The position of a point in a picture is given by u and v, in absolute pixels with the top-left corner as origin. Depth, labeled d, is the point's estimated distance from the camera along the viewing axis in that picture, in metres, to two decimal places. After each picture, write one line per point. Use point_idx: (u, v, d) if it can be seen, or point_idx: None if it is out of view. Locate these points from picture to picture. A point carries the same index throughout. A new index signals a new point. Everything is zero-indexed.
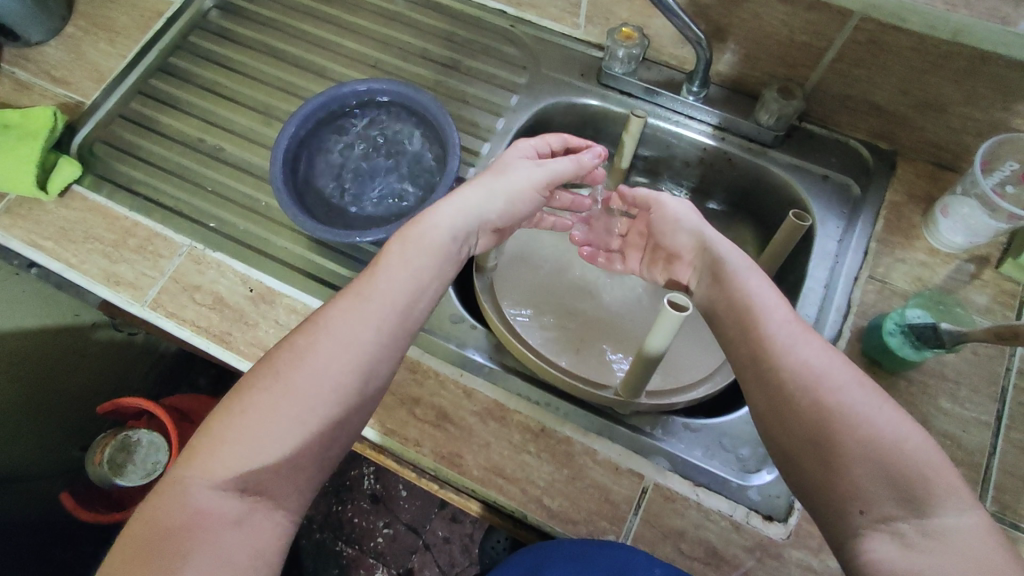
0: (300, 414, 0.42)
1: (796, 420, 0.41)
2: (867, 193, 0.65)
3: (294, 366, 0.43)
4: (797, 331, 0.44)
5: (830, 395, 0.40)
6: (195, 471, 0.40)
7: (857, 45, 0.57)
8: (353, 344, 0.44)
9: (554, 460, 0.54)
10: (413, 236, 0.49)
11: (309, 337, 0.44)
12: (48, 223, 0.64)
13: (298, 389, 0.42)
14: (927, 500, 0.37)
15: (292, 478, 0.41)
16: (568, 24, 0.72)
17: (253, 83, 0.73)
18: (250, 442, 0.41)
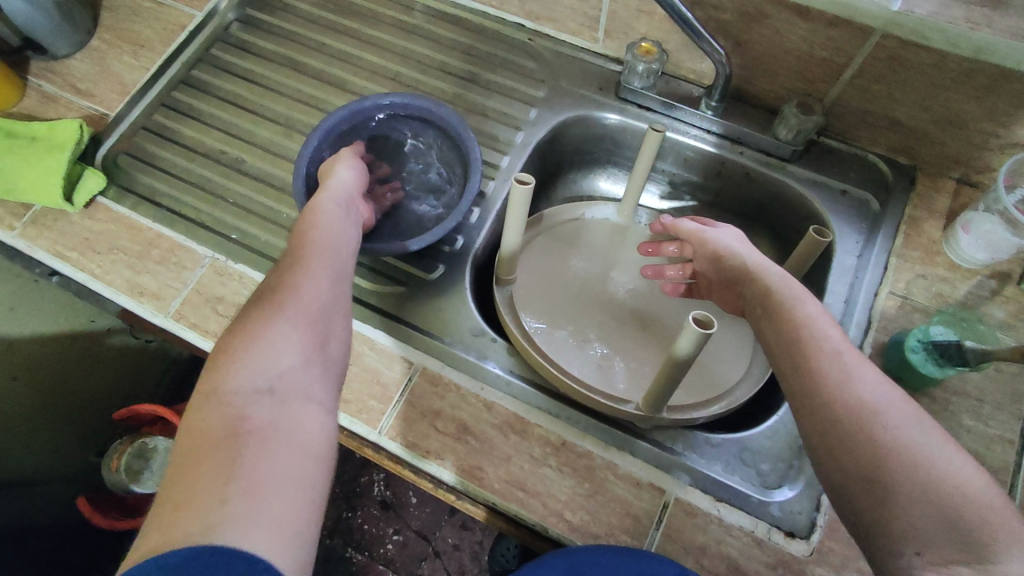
0: (298, 318, 0.44)
1: (851, 452, 0.40)
2: (886, 208, 0.65)
3: (281, 289, 0.45)
4: (855, 364, 0.43)
5: (886, 429, 0.40)
6: (217, 386, 0.39)
7: (878, 62, 0.57)
8: (319, 271, 0.47)
9: (575, 474, 0.55)
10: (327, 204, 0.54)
11: (284, 271, 0.47)
12: (74, 234, 0.65)
13: (290, 300, 0.44)
14: (988, 544, 0.36)
15: (310, 374, 0.42)
16: (586, 38, 0.73)
17: (273, 96, 0.74)
18: (261, 353, 0.40)
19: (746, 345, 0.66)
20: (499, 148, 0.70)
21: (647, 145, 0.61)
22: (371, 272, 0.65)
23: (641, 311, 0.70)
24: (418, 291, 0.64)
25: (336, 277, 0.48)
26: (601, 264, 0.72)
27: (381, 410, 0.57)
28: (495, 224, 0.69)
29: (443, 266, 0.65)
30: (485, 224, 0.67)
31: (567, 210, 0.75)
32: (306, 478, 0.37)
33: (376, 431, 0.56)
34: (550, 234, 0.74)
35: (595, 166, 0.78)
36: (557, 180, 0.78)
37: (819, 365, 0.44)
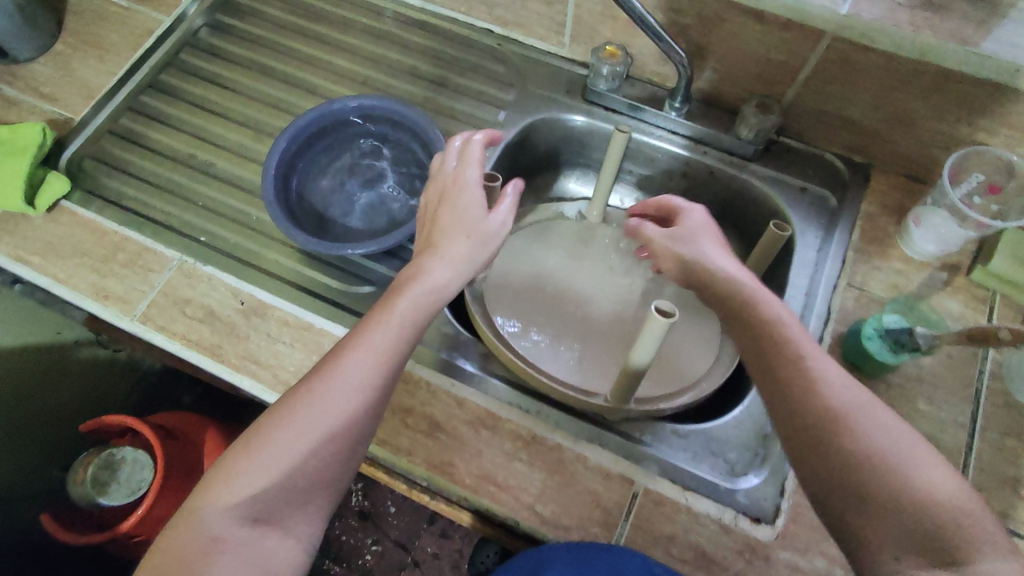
0: (303, 446, 0.44)
1: (828, 459, 0.41)
2: (842, 205, 0.67)
3: (305, 401, 0.46)
4: (828, 369, 0.45)
5: (859, 434, 0.41)
6: (208, 499, 0.43)
7: (830, 64, 0.60)
8: (353, 386, 0.46)
9: (546, 467, 0.55)
10: (417, 290, 0.50)
11: (320, 379, 0.46)
12: (37, 239, 0.64)
13: (309, 422, 0.45)
14: (952, 545, 0.37)
15: (299, 507, 0.44)
16: (553, 43, 0.74)
17: (242, 100, 0.74)
18: (254, 474, 0.43)
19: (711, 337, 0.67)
20: None
21: (613, 146, 0.62)
22: (341, 272, 0.65)
23: (611, 309, 0.71)
24: (388, 291, 0.64)
25: (358, 394, 0.46)
26: (572, 263, 0.73)
27: None
28: None
29: None
30: None
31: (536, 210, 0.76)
32: None
33: None
34: (523, 235, 0.74)
35: (564, 168, 0.80)
36: (530, 183, 0.79)
37: (789, 369, 0.45)
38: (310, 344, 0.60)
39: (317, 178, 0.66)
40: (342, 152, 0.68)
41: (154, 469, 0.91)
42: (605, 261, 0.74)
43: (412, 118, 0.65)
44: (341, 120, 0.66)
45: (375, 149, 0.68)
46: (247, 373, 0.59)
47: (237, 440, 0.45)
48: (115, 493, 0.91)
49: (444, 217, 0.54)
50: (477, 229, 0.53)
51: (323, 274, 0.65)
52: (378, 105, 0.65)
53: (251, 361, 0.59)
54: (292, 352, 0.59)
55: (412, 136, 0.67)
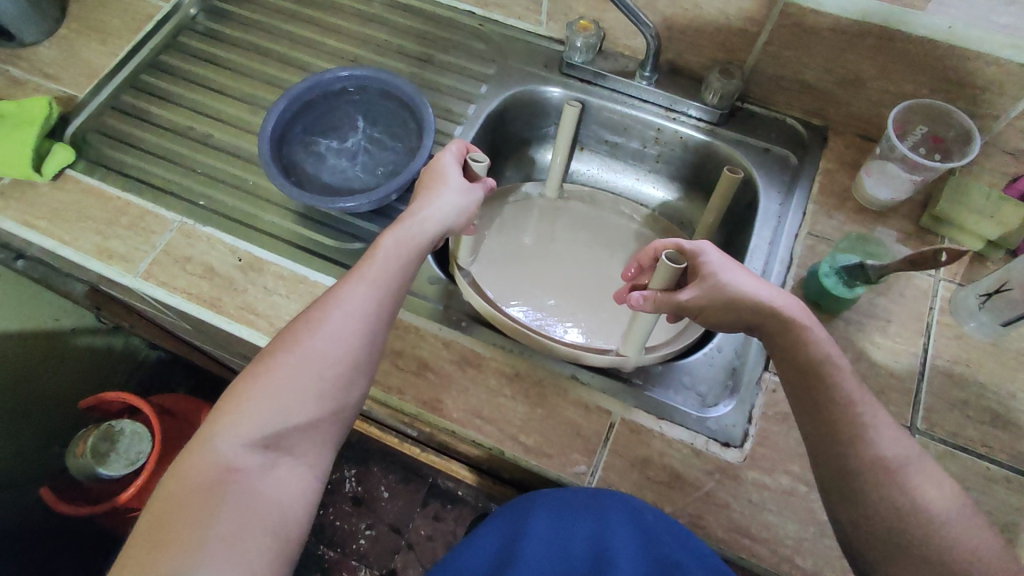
0: (312, 375, 0.48)
1: (872, 506, 0.46)
2: (803, 163, 0.72)
3: (309, 335, 0.49)
4: (880, 420, 0.48)
5: (900, 487, 0.46)
6: (218, 429, 0.45)
7: (784, 28, 0.64)
8: (347, 322, 0.50)
9: (528, 401, 0.59)
10: (405, 237, 0.54)
11: (321, 314, 0.50)
12: (43, 205, 0.68)
13: (313, 354, 0.48)
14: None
15: (308, 433, 0.47)
16: (532, 22, 0.79)
17: (239, 78, 0.78)
18: (265, 403, 0.46)
19: None
20: (453, 120, 0.75)
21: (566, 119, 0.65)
22: (334, 231, 0.69)
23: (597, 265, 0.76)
24: None
25: (356, 327, 0.50)
26: (553, 238, 0.78)
27: None
28: None
29: None
30: None
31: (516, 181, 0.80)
32: (271, 527, 0.43)
33: None
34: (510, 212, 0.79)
35: (545, 139, 0.85)
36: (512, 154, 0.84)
37: (844, 419, 0.48)
38: (305, 295, 0.63)
39: (307, 148, 0.70)
40: (333, 121, 0.72)
41: (152, 440, 0.94)
42: (589, 221, 0.79)
43: (399, 87, 0.69)
44: (333, 90, 0.71)
45: (364, 120, 0.73)
46: (245, 322, 0.62)
47: (241, 372, 0.48)
48: (110, 463, 0.92)
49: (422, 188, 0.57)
50: (452, 184, 0.56)
51: (317, 233, 0.69)
52: (368, 75, 0.69)
53: (249, 311, 0.63)
54: (288, 302, 0.63)
55: (401, 105, 0.71)
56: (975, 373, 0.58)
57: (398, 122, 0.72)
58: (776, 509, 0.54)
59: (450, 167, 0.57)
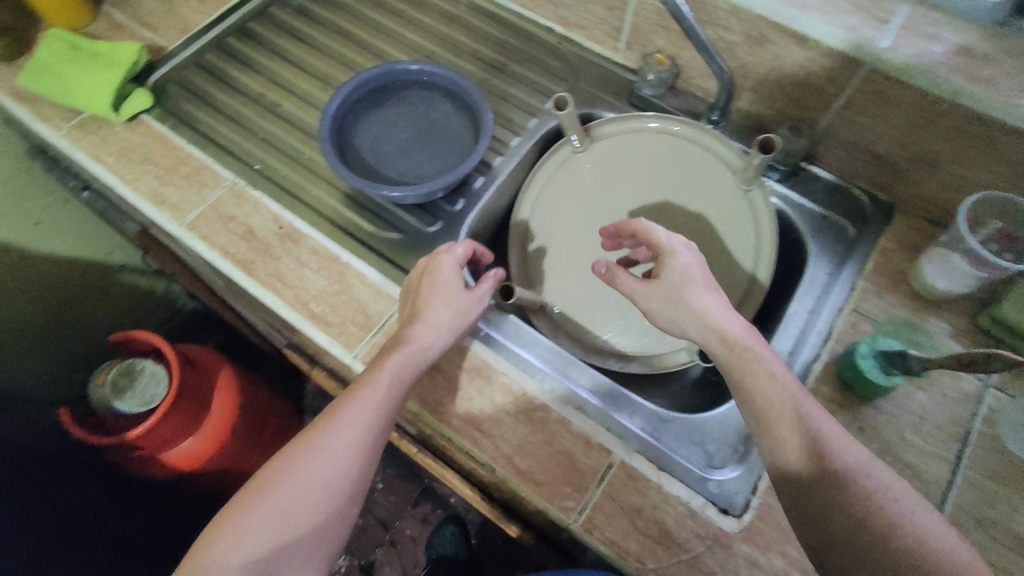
0: (306, 496, 0.50)
1: (854, 529, 0.43)
2: (860, 237, 0.68)
3: (308, 455, 0.51)
4: (854, 449, 0.46)
5: (877, 507, 0.44)
6: (213, 554, 0.48)
7: (864, 95, 0.61)
8: (344, 445, 0.52)
9: (529, 423, 0.58)
10: (410, 353, 0.55)
11: (321, 435, 0.52)
12: (114, 143, 0.72)
13: (308, 474, 0.50)
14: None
15: (301, 557, 0.50)
16: (609, 47, 0.78)
17: (317, 56, 0.81)
18: (259, 527, 0.49)
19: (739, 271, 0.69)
20: (513, 129, 0.76)
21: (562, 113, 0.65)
22: (375, 218, 0.70)
23: (672, 227, 0.72)
24: (415, 241, 0.68)
25: (351, 450, 0.52)
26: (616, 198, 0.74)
27: (360, 337, 0.61)
28: (501, 188, 0.73)
29: (441, 224, 0.69)
30: (503, 170, 0.73)
31: (554, 158, 0.74)
32: None
33: (351, 355, 0.60)
34: (565, 170, 0.74)
35: None
36: None
37: (819, 452, 0.45)
38: (333, 274, 0.64)
39: (377, 156, 0.71)
40: (395, 110, 0.73)
41: (169, 384, 0.97)
42: (664, 177, 0.73)
43: (464, 87, 0.70)
44: (400, 81, 0.72)
45: (421, 113, 0.73)
46: (271, 290, 0.63)
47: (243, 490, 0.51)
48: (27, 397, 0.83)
49: (425, 291, 0.58)
50: (451, 296, 0.57)
51: (358, 217, 0.70)
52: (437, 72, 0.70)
53: (278, 280, 0.64)
54: (315, 277, 0.64)
55: (464, 107, 0.72)
56: (1008, 493, 0.54)
57: (457, 123, 0.73)
58: None
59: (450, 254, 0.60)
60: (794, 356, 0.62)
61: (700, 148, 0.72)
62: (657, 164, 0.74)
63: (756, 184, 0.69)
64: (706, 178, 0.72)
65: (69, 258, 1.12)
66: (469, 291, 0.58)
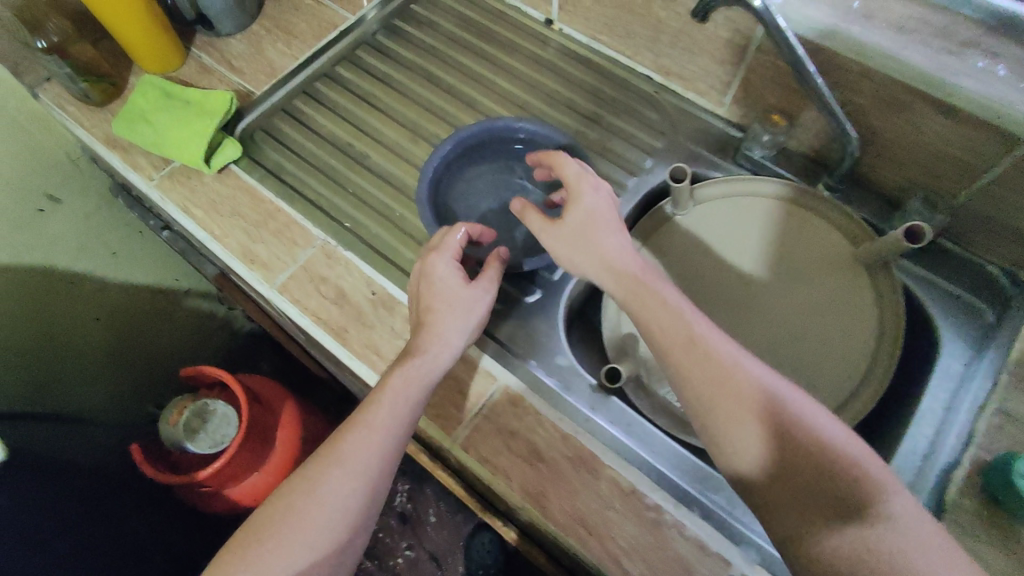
0: (312, 524, 0.51)
1: (821, 497, 0.42)
2: (1001, 322, 0.62)
3: (314, 483, 0.52)
4: (748, 362, 0.48)
5: (834, 466, 0.43)
6: None
7: (1019, 171, 0.56)
8: (350, 469, 0.53)
9: (640, 523, 0.54)
10: (416, 370, 0.55)
11: (328, 462, 0.53)
12: (203, 195, 0.70)
13: (316, 501, 0.51)
14: (878, 502, 0.42)
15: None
16: (714, 100, 0.73)
17: (406, 102, 0.78)
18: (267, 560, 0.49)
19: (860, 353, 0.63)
20: (612, 190, 0.72)
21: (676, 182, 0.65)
22: None
23: (786, 299, 0.66)
24: (513, 312, 0.66)
25: (357, 470, 0.53)
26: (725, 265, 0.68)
27: (459, 419, 0.59)
28: None
29: (539, 292, 0.67)
30: None
31: (654, 220, 0.71)
32: None
33: (450, 438, 0.58)
34: (668, 235, 0.70)
35: None
36: None
37: (711, 370, 0.47)
38: None
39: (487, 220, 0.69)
40: (491, 167, 0.70)
41: (239, 425, 0.96)
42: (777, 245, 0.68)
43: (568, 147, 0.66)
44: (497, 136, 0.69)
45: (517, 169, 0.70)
46: (364, 360, 0.61)
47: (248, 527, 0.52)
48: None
49: (425, 297, 0.58)
50: (455, 303, 0.57)
51: None
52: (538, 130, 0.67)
53: (371, 349, 0.61)
54: None
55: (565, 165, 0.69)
56: None
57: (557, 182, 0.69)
58: None
59: (456, 242, 0.59)
60: (930, 460, 0.57)
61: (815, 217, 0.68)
62: (768, 231, 0.69)
63: (881, 265, 0.64)
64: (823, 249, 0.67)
65: (138, 286, 1.13)
66: (471, 289, 0.58)
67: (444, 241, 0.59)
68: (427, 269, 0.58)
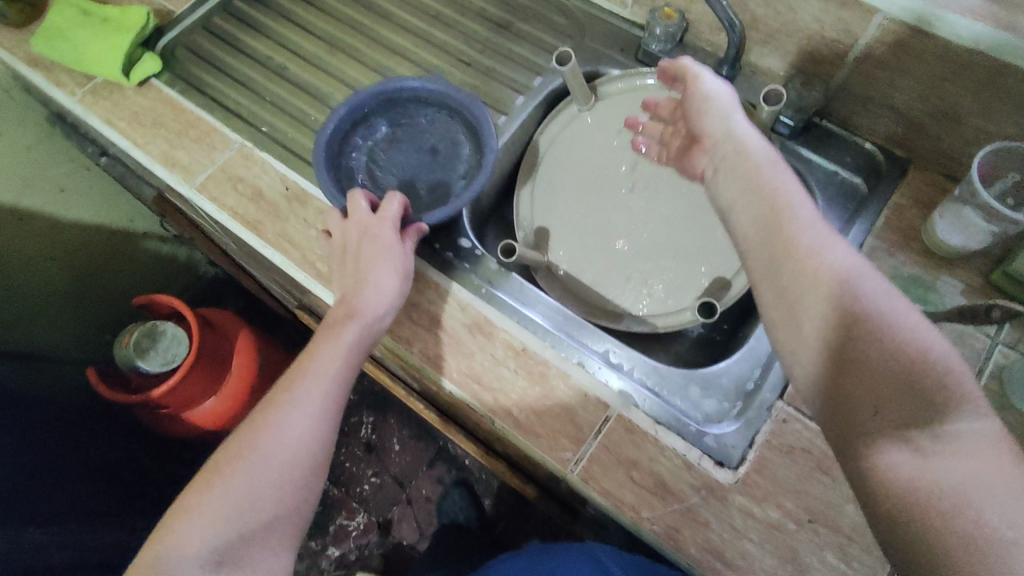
0: (267, 468, 0.53)
1: (868, 376, 0.39)
2: (873, 193, 0.67)
3: (265, 431, 0.54)
4: (835, 247, 0.43)
5: (869, 341, 0.39)
6: (172, 538, 0.51)
7: (880, 45, 0.59)
8: (305, 415, 0.55)
9: (529, 378, 0.59)
10: (358, 314, 0.57)
11: (280, 410, 0.55)
12: (125, 107, 0.73)
13: (266, 448, 0.54)
14: (952, 417, 0.38)
15: (273, 524, 0.53)
16: (616, 3, 0.76)
17: (323, 17, 0.81)
18: (219, 503, 0.52)
19: None
20: (518, 89, 0.75)
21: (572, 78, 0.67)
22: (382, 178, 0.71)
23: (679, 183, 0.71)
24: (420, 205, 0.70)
25: (310, 418, 0.55)
26: (621, 154, 0.73)
27: None
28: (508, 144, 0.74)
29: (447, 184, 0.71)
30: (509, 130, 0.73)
31: (559, 119, 0.75)
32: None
33: None
34: (566, 128, 0.75)
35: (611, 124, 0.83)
36: None
37: (791, 254, 0.43)
38: None
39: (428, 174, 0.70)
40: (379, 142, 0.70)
41: (189, 344, 1.01)
42: None
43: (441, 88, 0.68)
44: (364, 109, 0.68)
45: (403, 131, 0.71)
46: (278, 249, 0.65)
47: (203, 474, 0.54)
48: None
49: (356, 250, 0.59)
50: (385, 252, 0.58)
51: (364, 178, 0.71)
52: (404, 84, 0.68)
53: (284, 239, 0.66)
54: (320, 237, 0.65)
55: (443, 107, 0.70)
56: None
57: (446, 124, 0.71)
58: (757, 540, 0.52)
59: (361, 210, 0.59)
60: None
61: None
62: None
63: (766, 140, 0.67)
64: None
65: (89, 225, 1.15)
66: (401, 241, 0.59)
67: (354, 200, 0.59)
68: (367, 231, 0.59)
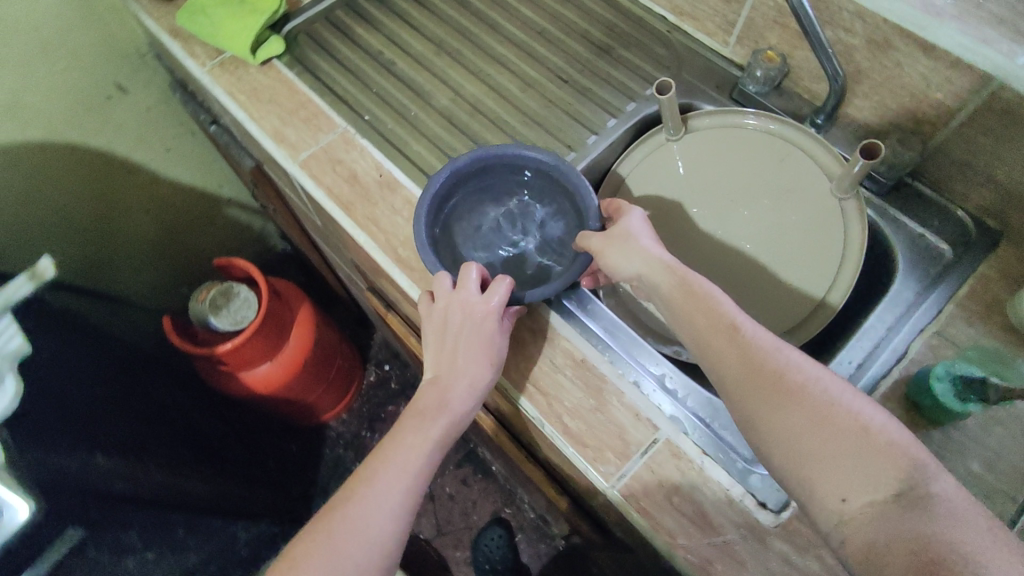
0: (355, 546, 0.54)
1: (826, 456, 0.43)
2: (959, 261, 0.65)
3: (356, 507, 0.56)
4: (787, 349, 0.49)
5: (824, 425, 0.44)
6: None
7: (990, 113, 0.58)
8: (395, 490, 0.57)
9: (585, 389, 0.60)
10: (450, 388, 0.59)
11: (371, 486, 0.57)
12: (247, 82, 0.80)
13: (355, 524, 0.55)
14: (925, 482, 0.40)
15: None
16: (719, 40, 0.77)
17: (436, 20, 0.86)
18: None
19: (829, 267, 0.67)
20: (610, 111, 0.78)
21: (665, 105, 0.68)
22: None
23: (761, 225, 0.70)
24: None
25: (400, 493, 0.57)
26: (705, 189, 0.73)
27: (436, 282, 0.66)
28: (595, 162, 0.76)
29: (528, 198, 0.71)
30: (597, 149, 0.75)
31: (646, 144, 0.75)
32: None
33: None
34: (653, 156, 0.75)
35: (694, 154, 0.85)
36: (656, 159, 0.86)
37: (744, 352, 0.49)
38: None
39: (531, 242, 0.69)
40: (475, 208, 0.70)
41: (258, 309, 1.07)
42: (754, 171, 0.72)
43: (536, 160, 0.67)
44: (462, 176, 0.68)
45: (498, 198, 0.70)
46: (365, 230, 0.69)
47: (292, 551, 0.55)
48: (25, 286, 0.70)
49: (458, 331, 0.59)
50: (489, 339, 0.58)
51: None
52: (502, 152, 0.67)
53: (373, 222, 0.70)
54: (406, 225, 0.69)
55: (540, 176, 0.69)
56: None
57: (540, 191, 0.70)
58: None
59: (472, 289, 0.59)
60: (862, 370, 0.61)
61: (796, 147, 0.71)
62: (748, 159, 0.72)
63: (852, 194, 0.66)
64: (798, 177, 0.70)
65: (185, 187, 1.24)
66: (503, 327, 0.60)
67: (465, 279, 0.59)
68: (473, 316, 0.58)
